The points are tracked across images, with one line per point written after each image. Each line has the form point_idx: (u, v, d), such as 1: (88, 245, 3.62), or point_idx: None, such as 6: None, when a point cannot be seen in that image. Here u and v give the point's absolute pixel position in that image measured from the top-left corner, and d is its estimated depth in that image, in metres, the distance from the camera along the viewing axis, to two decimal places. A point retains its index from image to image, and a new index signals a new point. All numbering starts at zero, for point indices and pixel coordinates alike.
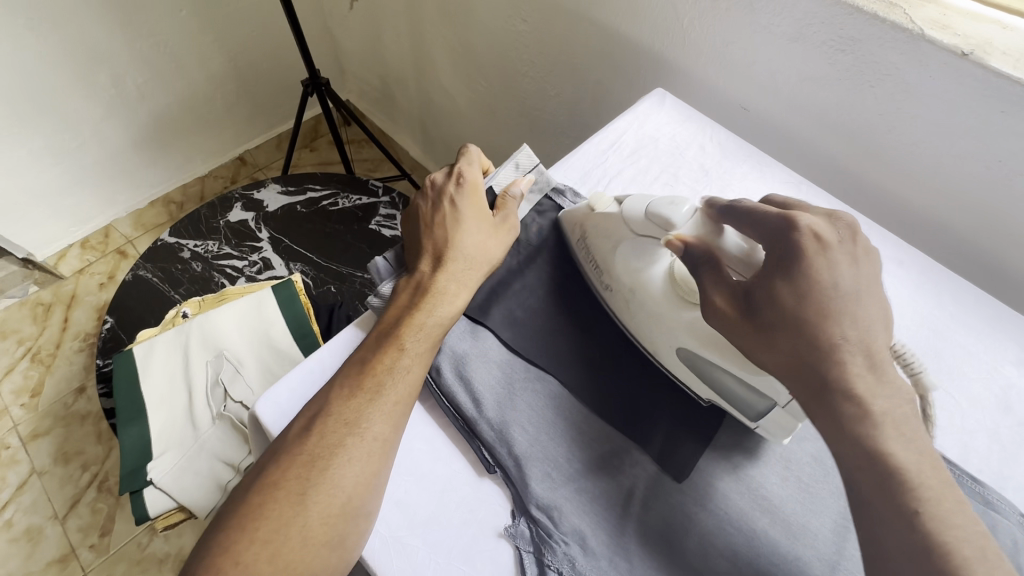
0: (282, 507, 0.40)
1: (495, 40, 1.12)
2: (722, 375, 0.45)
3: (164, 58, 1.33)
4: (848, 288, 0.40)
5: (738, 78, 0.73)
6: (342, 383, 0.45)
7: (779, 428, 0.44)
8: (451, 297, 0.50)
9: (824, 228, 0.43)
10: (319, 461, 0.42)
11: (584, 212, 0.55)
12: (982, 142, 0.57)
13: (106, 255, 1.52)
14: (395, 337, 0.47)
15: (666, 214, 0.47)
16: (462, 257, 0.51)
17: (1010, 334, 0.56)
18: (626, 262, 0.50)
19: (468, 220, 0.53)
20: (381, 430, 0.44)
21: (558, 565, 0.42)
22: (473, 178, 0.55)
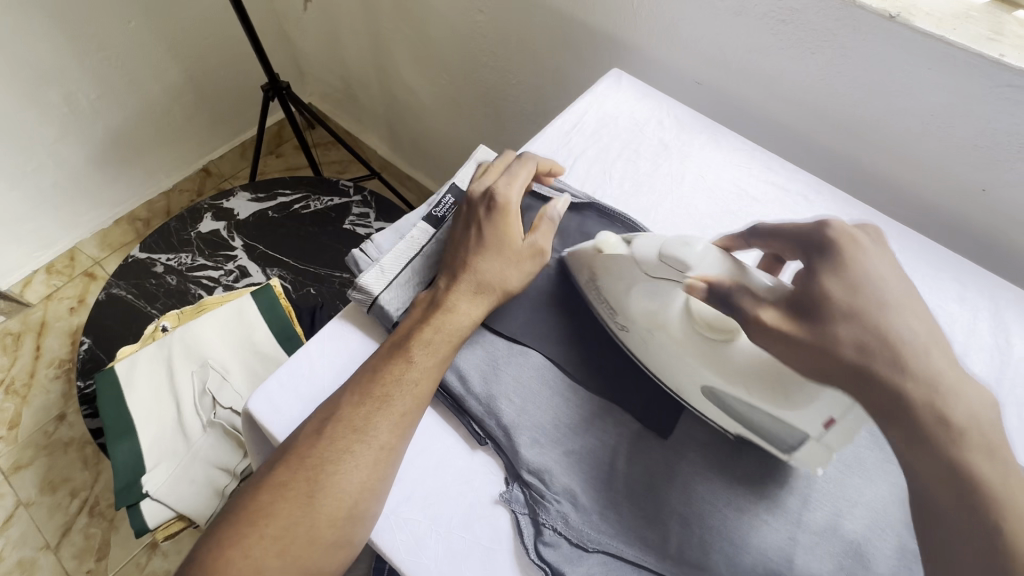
0: (291, 508, 0.43)
1: (453, 31, 1.13)
2: (754, 412, 0.45)
3: (116, 72, 1.30)
4: (887, 283, 0.46)
5: (691, 54, 0.76)
6: (350, 390, 0.47)
7: (814, 458, 0.45)
8: (463, 316, 0.51)
9: (854, 234, 0.49)
10: (327, 466, 0.44)
11: (590, 254, 0.53)
12: (914, 97, 0.62)
13: (75, 279, 1.51)
14: (402, 348, 0.49)
15: (682, 255, 0.48)
16: (478, 282, 0.52)
17: (952, 274, 0.61)
18: (643, 307, 0.49)
19: (491, 244, 0.53)
20: (386, 438, 0.45)
21: (552, 524, 0.45)
22: (507, 198, 0.55)
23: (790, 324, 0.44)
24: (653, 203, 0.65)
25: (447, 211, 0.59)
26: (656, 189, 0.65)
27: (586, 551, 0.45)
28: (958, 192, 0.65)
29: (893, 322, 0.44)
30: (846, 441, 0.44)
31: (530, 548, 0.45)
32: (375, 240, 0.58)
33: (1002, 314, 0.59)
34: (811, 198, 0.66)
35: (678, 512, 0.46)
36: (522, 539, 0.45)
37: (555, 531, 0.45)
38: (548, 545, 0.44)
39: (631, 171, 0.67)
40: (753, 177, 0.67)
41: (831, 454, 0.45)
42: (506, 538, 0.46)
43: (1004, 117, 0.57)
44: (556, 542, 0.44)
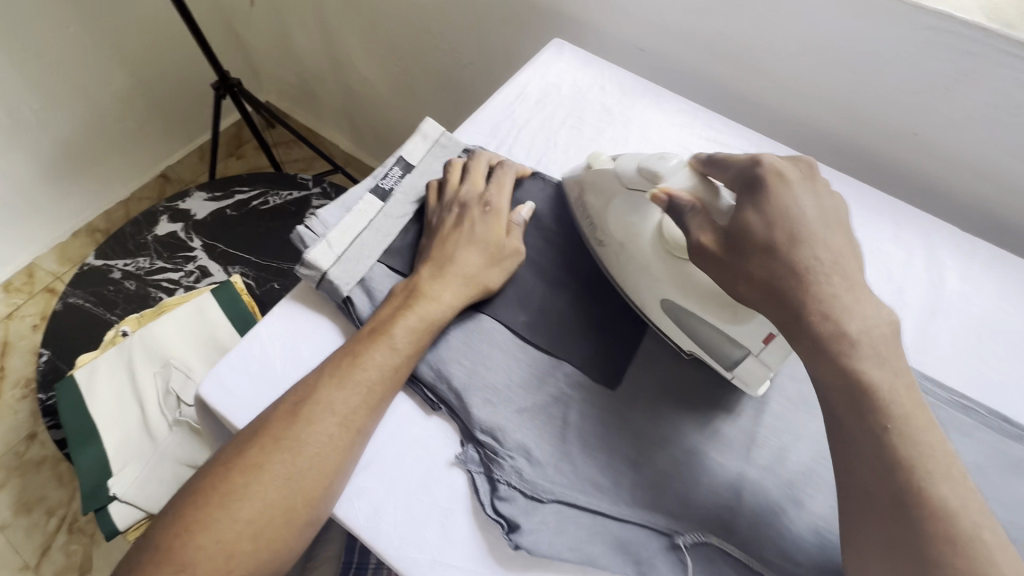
0: (264, 488, 0.42)
1: (401, 16, 1.11)
2: (699, 321, 0.50)
3: (59, 80, 1.25)
4: (814, 214, 0.44)
5: (631, 20, 0.76)
6: (324, 370, 0.47)
7: (752, 377, 0.48)
8: (444, 305, 0.51)
9: (788, 165, 0.47)
10: (301, 447, 0.44)
11: (582, 173, 0.58)
12: (845, 47, 0.63)
13: (35, 296, 1.46)
14: (383, 332, 0.48)
15: (656, 168, 0.51)
16: (463, 277, 0.52)
17: (889, 215, 0.63)
18: (619, 217, 0.55)
19: (475, 245, 0.54)
20: (362, 421, 0.46)
21: (507, 479, 0.46)
22: (499, 206, 0.57)
23: (718, 247, 0.45)
24: None
25: (395, 185, 0.60)
26: (600, 152, 0.66)
27: (542, 502, 0.45)
28: (892, 138, 0.67)
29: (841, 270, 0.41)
30: (781, 358, 0.47)
31: (486, 504, 0.45)
32: (320, 216, 0.56)
33: (936, 250, 0.61)
34: (751, 153, 0.67)
35: (630, 458, 0.48)
36: (478, 496, 0.46)
37: (510, 485, 0.45)
38: (505, 500, 0.45)
39: (576, 137, 0.68)
40: (695, 136, 0.68)
41: (769, 373, 0.48)
42: (463, 499, 0.46)
43: (927, 61, 0.59)
44: (512, 496, 0.45)
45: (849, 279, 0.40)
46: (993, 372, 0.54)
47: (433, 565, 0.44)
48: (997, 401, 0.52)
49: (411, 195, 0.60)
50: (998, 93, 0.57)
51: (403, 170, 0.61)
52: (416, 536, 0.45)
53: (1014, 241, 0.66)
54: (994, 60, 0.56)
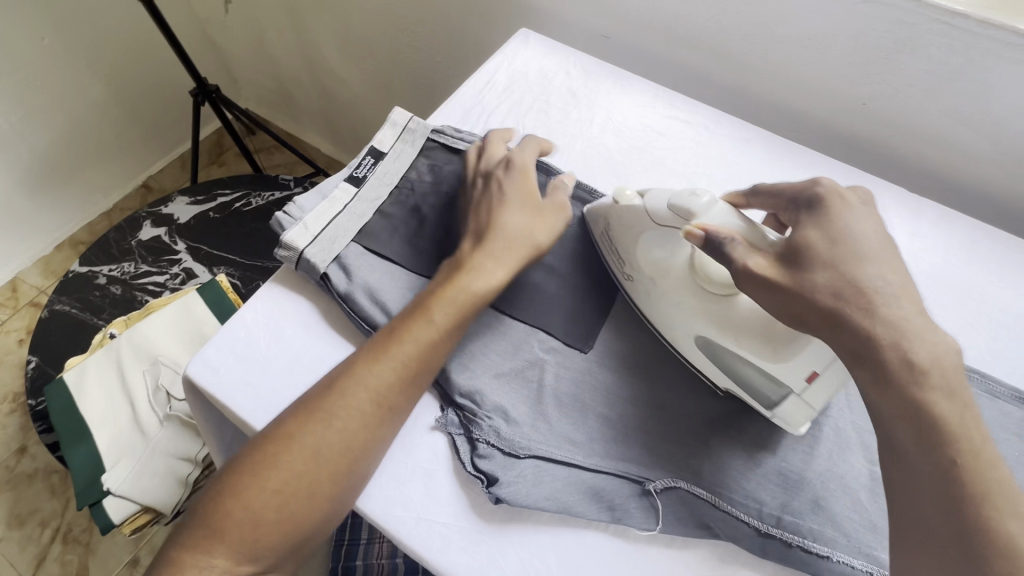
0: (296, 459, 0.43)
1: (374, 16, 1.14)
2: (738, 360, 0.48)
3: (35, 92, 1.26)
4: (876, 240, 0.43)
5: (591, 9, 0.80)
6: (366, 347, 0.47)
7: (796, 416, 0.47)
8: (483, 277, 0.50)
9: (844, 190, 0.46)
10: (336, 420, 0.44)
11: (608, 205, 0.55)
12: (792, 24, 0.66)
13: (20, 311, 1.45)
14: (421, 307, 0.49)
15: (688, 205, 0.47)
16: (498, 244, 0.51)
17: (841, 181, 0.66)
18: (650, 254, 0.53)
19: (512, 221, 0.53)
20: (396, 399, 0.46)
21: (485, 438, 0.48)
22: (526, 175, 0.56)
23: (773, 271, 0.43)
24: (565, 146, 0.68)
25: (368, 171, 0.62)
26: (567, 134, 0.69)
27: (518, 458, 0.47)
28: (843, 109, 0.70)
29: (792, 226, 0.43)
30: (825, 398, 0.45)
31: (467, 463, 0.48)
32: (296, 201, 0.58)
33: (887, 211, 0.64)
34: (711, 128, 0.70)
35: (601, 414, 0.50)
36: (459, 456, 0.48)
37: (489, 444, 0.48)
38: (484, 458, 0.47)
39: (544, 120, 0.70)
40: (657, 114, 0.71)
41: (815, 412, 0.46)
42: (444, 459, 0.49)
43: (869, 33, 0.63)
44: (491, 454, 0.47)
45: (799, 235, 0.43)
46: (941, 320, 0.57)
47: (418, 522, 0.46)
48: None
49: (384, 179, 0.62)
50: (936, 59, 0.61)
51: (375, 157, 0.63)
52: (401, 496, 0.47)
53: (962, 200, 0.70)
54: (929, 28, 0.59)
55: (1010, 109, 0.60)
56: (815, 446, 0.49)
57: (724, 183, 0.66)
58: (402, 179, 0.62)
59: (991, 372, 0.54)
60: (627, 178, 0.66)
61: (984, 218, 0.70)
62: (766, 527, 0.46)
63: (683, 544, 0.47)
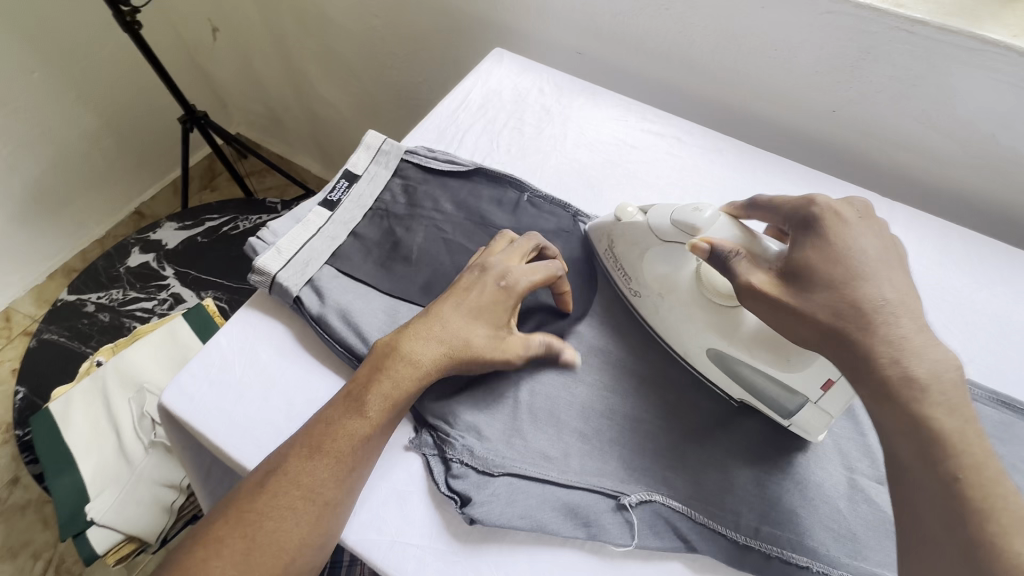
0: (225, 566, 0.40)
1: (356, 40, 1.15)
2: (750, 370, 0.48)
3: (25, 124, 1.28)
4: (875, 253, 0.44)
5: (563, 27, 0.81)
6: (299, 439, 0.45)
7: (813, 424, 0.47)
8: (426, 370, 0.48)
9: (843, 205, 0.47)
10: (267, 522, 0.41)
11: (612, 223, 0.57)
12: (757, 37, 0.67)
13: (13, 340, 1.46)
14: (360, 398, 0.46)
15: (692, 220, 0.49)
16: (450, 338, 0.49)
17: (815, 189, 0.67)
18: (655, 272, 0.54)
19: (481, 331, 0.50)
20: (331, 495, 0.43)
21: (459, 458, 0.48)
22: (516, 281, 0.52)
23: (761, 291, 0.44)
24: (540, 161, 0.69)
25: (342, 195, 0.63)
26: (541, 150, 0.70)
27: (492, 476, 0.47)
28: (813, 117, 0.71)
29: None
30: (842, 406, 0.46)
31: (441, 483, 0.47)
32: (270, 226, 0.59)
33: None
34: (683, 139, 0.71)
35: (567, 432, 0.50)
36: (433, 477, 0.48)
37: (463, 463, 0.48)
38: (457, 477, 0.47)
39: (518, 137, 0.71)
40: (630, 128, 0.72)
41: (830, 419, 0.47)
42: (419, 480, 0.48)
43: (833, 41, 0.63)
44: (464, 473, 0.47)
45: None
46: None
47: (392, 545, 0.46)
48: None
49: (358, 202, 0.62)
50: (900, 65, 0.62)
51: (349, 180, 0.64)
52: (377, 519, 0.47)
53: (938, 203, 0.70)
54: (891, 35, 0.60)
55: (978, 111, 0.61)
56: (789, 454, 0.49)
57: (698, 193, 0.67)
58: (376, 201, 0.63)
59: (969, 375, 0.54)
60: (602, 192, 0.67)
61: (962, 220, 0.70)
62: (744, 539, 0.45)
63: (661, 558, 0.46)
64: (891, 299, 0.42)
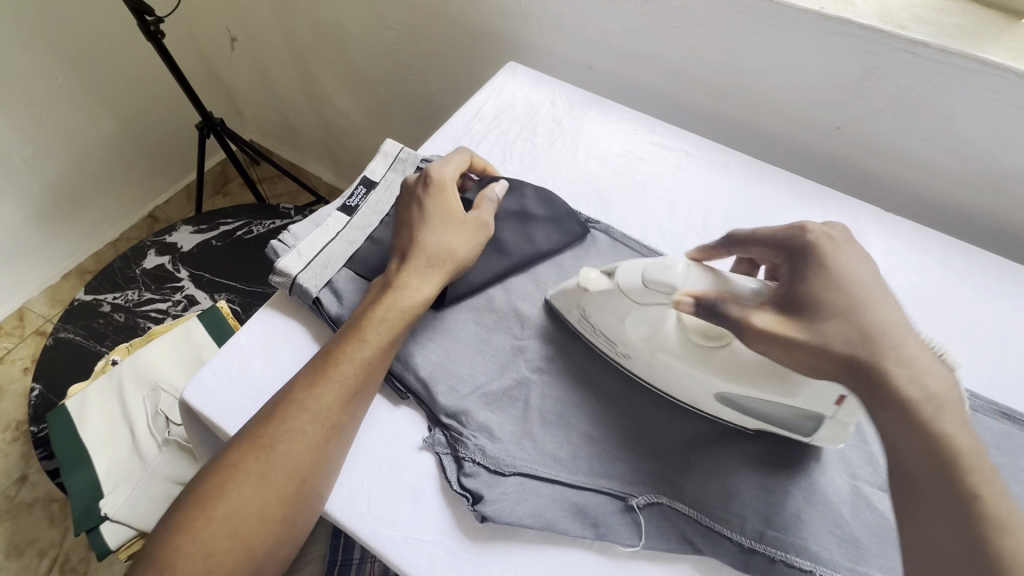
0: (242, 485, 0.44)
1: (373, 52, 1.18)
2: (759, 403, 0.48)
3: (47, 128, 1.31)
4: (871, 277, 0.44)
5: (575, 43, 0.84)
6: (306, 372, 0.50)
7: (833, 437, 0.48)
8: (416, 290, 0.54)
9: (830, 230, 0.47)
10: (281, 443, 0.46)
11: (577, 293, 0.54)
12: (764, 56, 0.70)
13: (26, 339, 1.48)
14: (356, 329, 0.51)
15: (667, 277, 0.47)
16: (425, 257, 0.55)
17: (819, 203, 0.68)
18: (637, 331, 0.51)
19: (433, 216, 0.57)
20: (337, 417, 0.48)
21: (471, 456, 0.49)
22: (442, 177, 0.59)
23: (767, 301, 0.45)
24: (551, 172, 0.71)
25: (360, 201, 0.65)
26: (552, 161, 0.72)
27: (504, 475, 0.49)
28: (818, 133, 0.73)
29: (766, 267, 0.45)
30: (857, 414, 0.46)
31: (453, 481, 0.49)
32: (291, 229, 0.61)
33: (863, 229, 0.66)
34: (691, 152, 0.73)
35: (577, 432, 0.51)
36: (445, 475, 0.49)
37: (475, 462, 0.49)
38: (469, 476, 0.48)
39: (530, 149, 0.74)
40: (639, 141, 0.74)
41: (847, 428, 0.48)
42: (431, 478, 0.50)
43: (837, 61, 0.66)
44: (476, 472, 0.49)
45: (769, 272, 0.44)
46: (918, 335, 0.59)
47: (405, 541, 0.47)
48: None
49: (375, 208, 0.64)
50: (902, 85, 0.64)
51: (367, 187, 0.66)
52: (391, 516, 0.48)
53: (941, 219, 0.72)
54: (893, 56, 0.62)
55: (979, 131, 0.62)
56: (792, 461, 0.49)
57: (704, 205, 0.68)
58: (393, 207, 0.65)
59: (971, 386, 0.55)
60: (611, 202, 0.69)
61: (965, 235, 0.71)
62: (749, 542, 0.46)
63: (666, 559, 0.47)
64: (893, 324, 0.41)
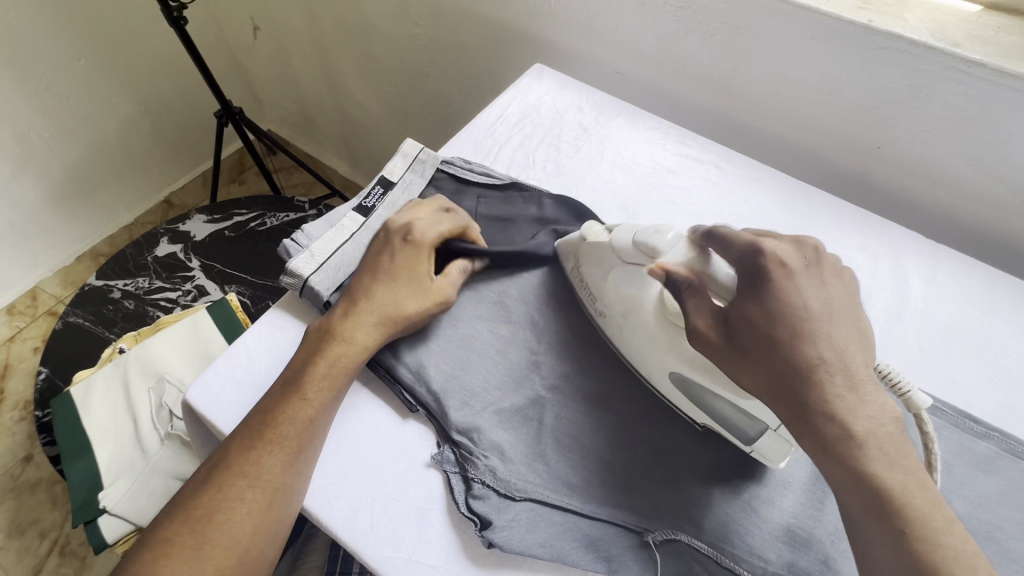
0: (174, 561, 0.40)
1: (396, 47, 1.17)
2: (713, 397, 0.46)
3: (67, 109, 1.31)
4: (819, 306, 0.41)
5: (606, 46, 0.81)
6: (243, 433, 0.46)
7: (775, 451, 0.45)
8: (361, 346, 0.50)
9: (789, 252, 0.43)
10: (216, 514, 0.42)
11: (576, 241, 0.56)
12: (804, 69, 0.67)
13: (37, 319, 1.48)
14: (299, 385, 0.48)
15: (653, 243, 0.48)
16: (376, 310, 0.51)
17: (854, 225, 0.65)
18: (620, 290, 0.52)
19: (399, 277, 0.53)
20: (279, 480, 0.44)
21: (481, 477, 0.47)
22: (424, 238, 0.55)
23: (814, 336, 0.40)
24: (574, 181, 0.69)
25: (376, 202, 0.63)
26: (576, 168, 0.70)
27: (514, 500, 0.46)
28: (856, 153, 0.70)
29: (796, 293, 0.41)
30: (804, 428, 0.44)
31: (461, 503, 0.46)
32: (304, 229, 0.59)
33: (901, 256, 0.63)
34: (721, 166, 0.70)
35: (593, 458, 0.49)
36: (453, 495, 0.47)
37: (484, 484, 0.47)
38: (478, 498, 0.46)
39: (554, 154, 0.71)
40: (668, 152, 0.72)
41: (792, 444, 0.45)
42: (438, 499, 0.48)
43: (883, 77, 0.62)
44: (485, 495, 0.46)
45: (808, 303, 0.41)
46: (958, 372, 0.55)
47: (408, 564, 0.45)
48: (962, 400, 0.54)
49: (391, 209, 0.63)
50: (951, 105, 0.60)
51: (384, 187, 0.64)
52: (394, 536, 0.46)
53: (983, 249, 0.68)
54: (945, 75, 0.59)
55: None
56: (825, 501, 0.46)
57: (733, 222, 0.66)
58: None
59: (1014, 431, 0.52)
60: (636, 214, 0.66)
61: (1008, 267, 0.68)
62: None
63: None
64: (826, 359, 0.39)
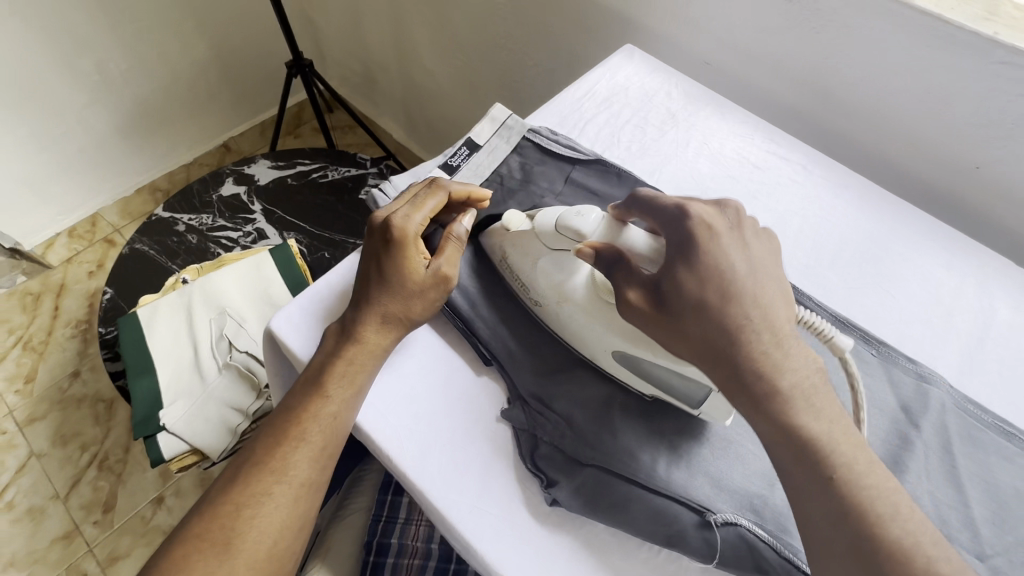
0: (206, 559, 0.42)
1: (474, 14, 1.16)
2: (653, 367, 0.48)
3: (145, 43, 1.34)
4: (745, 269, 0.44)
5: (701, 34, 0.79)
6: (270, 431, 0.47)
7: (718, 411, 0.47)
8: (370, 348, 0.50)
9: (715, 217, 0.46)
10: (245, 509, 0.43)
11: (501, 234, 0.56)
12: (912, 77, 0.65)
13: (94, 244, 1.52)
14: (317, 383, 0.48)
15: (576, 225, 0.50)
16: (381, 315, 0.50)
17: (941, 244, 0.63)
18: (547, 280, 0.52)
19: (394, 278, 0.51)
20: (305, 474, 0.45)
21: (549, 438, 0.49)
22: (405, 230, 0.52)
23: None
24: (658, 164, 0.68)
25: (462, 162, 0.65)
26: (660, 152, 0.69)
27: (580, 466, 0.48)
28: (949, 171, 0.68)
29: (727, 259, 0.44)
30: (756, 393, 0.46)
31: (527, 459, 0.48)
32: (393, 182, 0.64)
33: (988, 281, 0.61)
34: (807, 167, 0.69)
35: (649, 438, 0.49)
36: (519, 450, 0.49)
37: (551, 445, 0.49)
38: (545, 458, 0.48)
39: (639, 135, 0.71)
40: (755, 147, 0.70)
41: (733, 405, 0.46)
42: (506, 453, 0.49)
43: (997, 94, 0.60)
44: (552, 455, 0.48)
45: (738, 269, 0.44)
46: None
47: (472, 510, 0.46)
48: None
49: (475, 170, 0.64)
50: None
51: (470, 149, 0.65)
52: (459, 481, 0.47)
53: None
54: None
55: None
56: None
57: (817, 226, 0.64)
58: (493, 172, 0.64)
59: None
60: None
61: None
62: None
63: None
64: (753, 318, 0.42)
